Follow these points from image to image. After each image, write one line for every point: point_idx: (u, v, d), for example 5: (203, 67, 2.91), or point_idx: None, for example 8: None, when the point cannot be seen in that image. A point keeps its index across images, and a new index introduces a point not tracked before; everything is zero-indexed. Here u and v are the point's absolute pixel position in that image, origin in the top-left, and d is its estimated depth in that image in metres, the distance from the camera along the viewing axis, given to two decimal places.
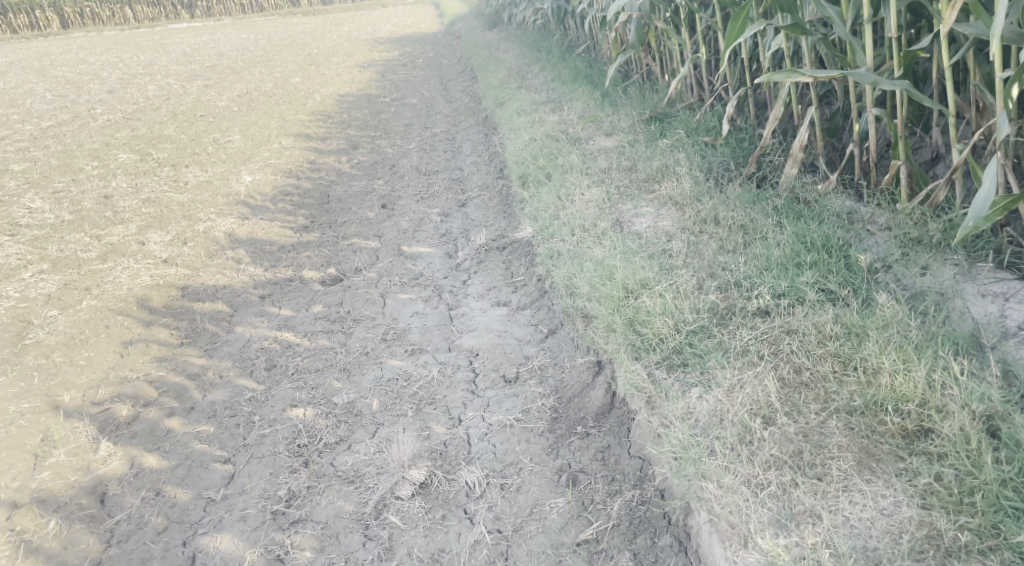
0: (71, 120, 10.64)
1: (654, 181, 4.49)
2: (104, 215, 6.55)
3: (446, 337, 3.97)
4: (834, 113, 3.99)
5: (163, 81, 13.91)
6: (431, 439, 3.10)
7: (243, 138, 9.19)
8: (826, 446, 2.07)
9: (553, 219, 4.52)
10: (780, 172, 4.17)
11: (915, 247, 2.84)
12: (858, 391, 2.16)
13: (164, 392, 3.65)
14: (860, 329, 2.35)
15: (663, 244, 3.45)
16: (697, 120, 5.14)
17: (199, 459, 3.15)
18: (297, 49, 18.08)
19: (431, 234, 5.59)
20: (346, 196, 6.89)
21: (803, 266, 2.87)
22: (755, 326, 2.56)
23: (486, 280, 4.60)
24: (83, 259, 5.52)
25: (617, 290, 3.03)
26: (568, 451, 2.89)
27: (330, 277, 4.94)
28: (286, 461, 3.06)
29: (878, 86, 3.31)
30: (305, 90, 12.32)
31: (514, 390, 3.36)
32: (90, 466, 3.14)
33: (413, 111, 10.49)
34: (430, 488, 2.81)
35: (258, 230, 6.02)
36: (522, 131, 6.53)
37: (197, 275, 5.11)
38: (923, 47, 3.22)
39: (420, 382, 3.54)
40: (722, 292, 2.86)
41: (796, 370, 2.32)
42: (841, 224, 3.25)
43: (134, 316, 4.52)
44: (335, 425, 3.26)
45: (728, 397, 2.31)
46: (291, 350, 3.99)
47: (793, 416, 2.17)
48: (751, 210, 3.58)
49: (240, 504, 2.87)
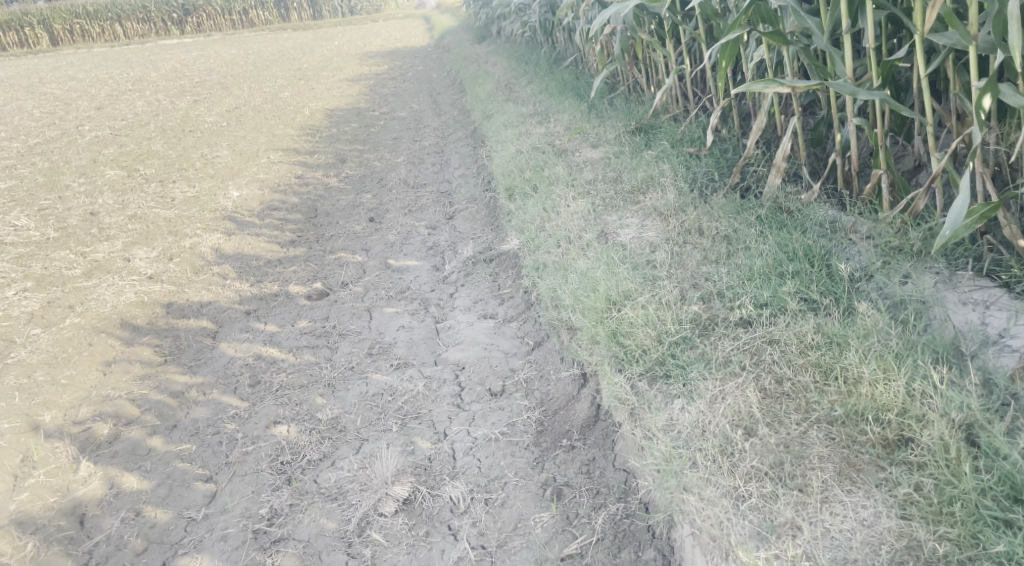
0: (58, 137, 10.61)
1: (639, 192, 4.50)
2: (90, 231, 6.52)
3: (432, 350, 3.95)
4: (816, 122, 4.01)
5: (152, 96, 13.90)
6: (415, 454, 3.07)
7: (231, 153, 9.17)
8: (807, 456, 2.05)
9: (539, 231, 4.52)
10: (764, 182, 4.18)
11: (896, 256, 2.85)
12: (839, 401, 2.15)
13: (146, 410, 3.61)
14: (842, 338, 2.34)
15: (647, 255, 3.44)
16: (681, 131, 5.17)
17: (180, 477, 3.11)
18: (287, 64, 18.13)
19: (418, 247, 5.58)
20: (334, 210, 6.89)
21: (785, 275, 2.87)
22: (738, 336, 2.56)
23: (473, 293, 4.59)
24: (68, 276, 5.49)
25: (600, 302, 3.01)
26: (553, 465, 2.87)
27: (317, 291, 4.92)
28: (268, 479, 3.03)
29: (856, 96, 3.33)
30: (294, 105, 12.34)
31: (500, 404, 3.35)
32: (69, 486, 3.11)
33: (403, 124, 10.52)
34: (414, 504, 2.78)
35: (245, 246, 6.00)
36: (509, 143, 6.54)
37: (182, 291, 5.08)
38: (901, 57, 3.23)
39: (406, 397, 3.51)
40: (705, 302, 2.85)
41: (777, 380, 2.30)
42: (823, 233, 3.26)
43: (117, 333, 4.48)
44: (318, 442, 3.23)
45: (710, 409, 2.30)
46: (276, 366, 3.96)
47: (775, 426, 2.16)
48: (735, 220, 3.59)
49: (221, 524, 2.83)
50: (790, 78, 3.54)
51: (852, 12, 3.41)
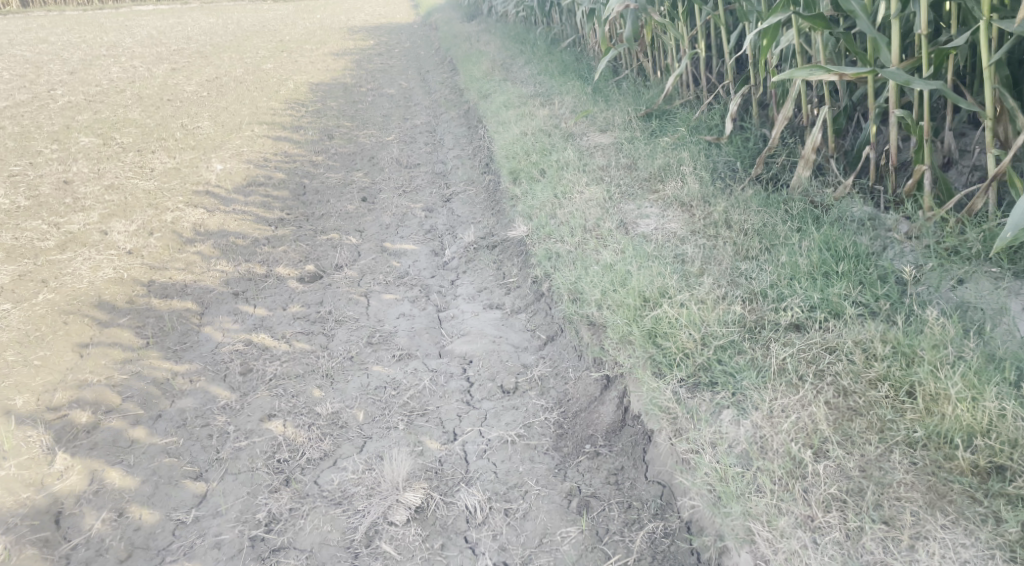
0: (29, 100, 10.12)
1: (657, 180, 4.28)
2: (64, 200, 6.16)
3: (436, 341, 3.71)
4: (846, 111, 3.80)
5: (128, 63, 13.36)
6: (425, 456, 2.84)
7: (213, 125, 8.80)
8: (888, 483, 1.88)
9: (549, 218, 4.30)
10: (789, 174, 3.98)
11: (952, 260, 2.68)
12: (918, 422, 1.97)
13: (128, 398, 3.33)
14: (910, 349, 2.16)
15: (676, 249, 3.24)
16: (698, 118, 4.95)
17: (167, 474, 2.84)
18: (269, 35, 17.60)
19: (416, 231, 5.32)
20: (324, 188, 6.59)
21: (831, 276, 2.69)
22: (791, 341, 2.37)
23: (476, 281, 4.35)
24: (40, 248, 5.16)
25: (633, 298, 2.80)
26: (576, 473, 2.66)
27: (309, 274, 4.65)
28: (264, 479, 2.77)
29: (907, 86, 3.12)
30: (278, 77, 11.93)
31: (513, 402, 3.13)
32: (43, 481, 2.82)
33: (392, 102, 10.16)
34: (427, 513, 2.55)
35: (230, 223, 5.70)
36: (510, 125, 6.28)
37: (164, 270, 4.78)
38: (957, 44, 3.04)
39: (411, 391, 3.28)
40: (747, 301, 2.66)
41: (842, 394, 2.14)
42: (867, 230, 3.07)
43: (94, 312, 4.18)
44: (318, 439, 2.98)
45: (769, 423, 2.12)
46: (269, 353, 3.69)
47: (847, 447, 1.99)
48: (767, 211, 3.38)
49: (214, 529, 2.57)
50: (834, 64, 3.31)
51: None
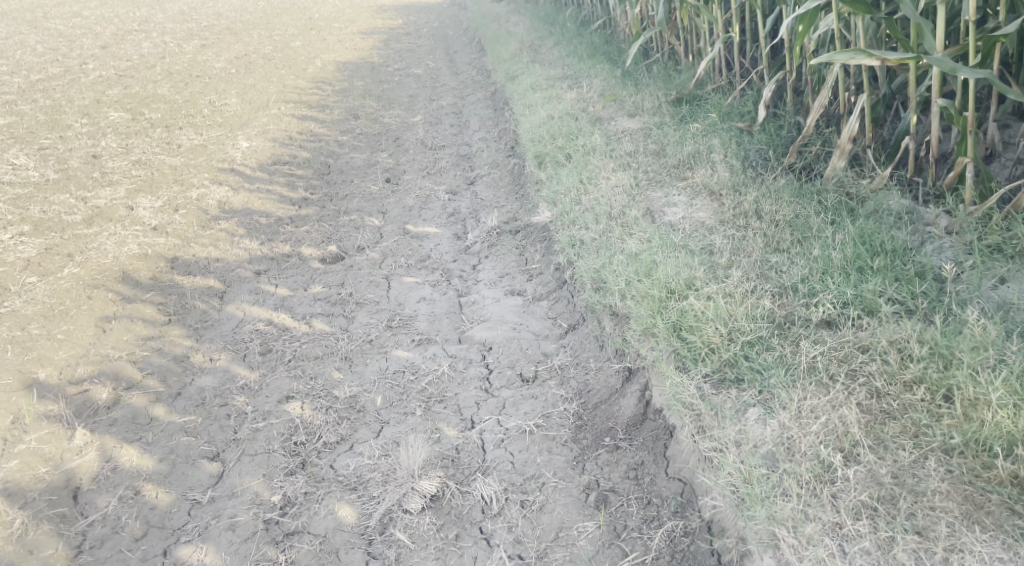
0: (62, 74, 10.20)
1: (685, 167, 4.18)
2: (92, 175, 6.20)
3: (456, 327, 3.66)
4: (885, 99, 3.65)
5: (159, 38, 13.41)
6: (442, 443, 2.81)
7: (240, 102, 8.80)
8: (921, 492, 1.81)
9: (573, 204, 4.22)
10: (823, 164, 3.84)
11: (994, 258, 2.57)
12: (955, 428, 1.89)
13: (148, 374, 3.33)
14: (947, 350, 2.08)
15: (704, 239, 3.16)
16: (729, 104, 4.81)
17: (184, 453, 2.83)
18: (297, 12, 17.55)
19: (439, 213, 5.27)
20: (348, 168, 6.56)
21: (865, 271, 2.60)
22: (821, 339, 2.30)
23: (499, 266, 4.30)
24: (67, 222, 5.19)
25: (657, 290, 2.73)
26: (595, 466, 2.61)
27: (331, 255, 4.62)
28: (280, 461, 2.75)
29: (952, 74, 2.98)
30: (306, 56, 11.92)
31: (532, 391, 3.09)
32: (63, 456, 2.83)
33: (419, 82, 10.09)
34: (442, 502, 2.52)
35: (254, 201, 5.70)
36: (537, 108, 6.19)
37: (188, 246, 4.78)
38: (1007, 31, 2.90)
39: (429, 377, 3.24)
40: (776, 296, 2.58)
41: (875, 396, 2.06)
42: (904, 225, 2.96)
43: (118, 287, 4.19)
44: (335, 422, 2.95)
45: (797, 424, 2.06)
46: (289, 334, 3.67)
47: (879, 451, 1.92)
48: (800, 202, 3.27)
49: (228, 510, 2.56)
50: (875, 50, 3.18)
51: None
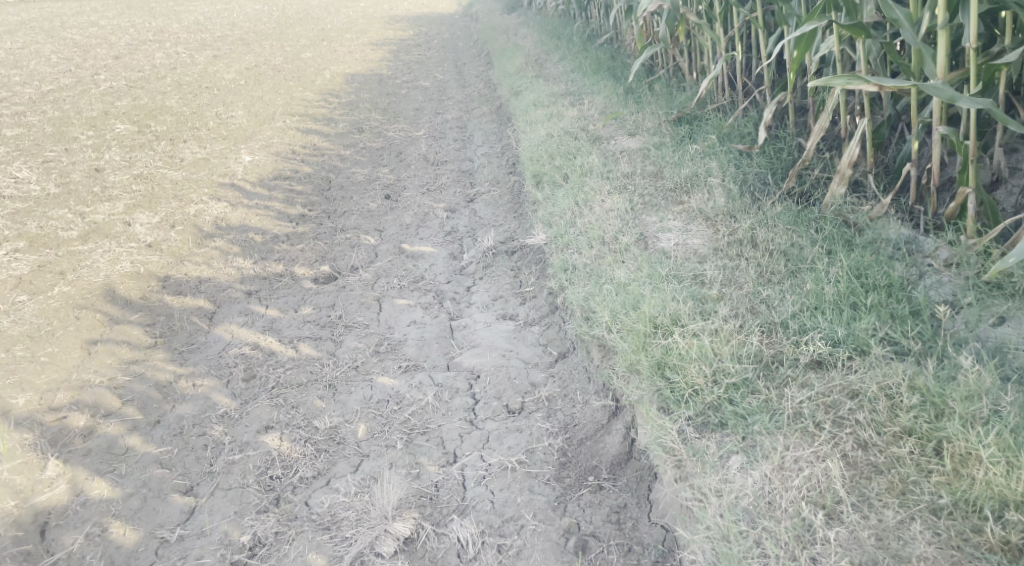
0: (73, 85, 10.25)
1: (683, 191, 4.09)
2: (92, 189, 6.18)
3: (445, 353, 3.58)
4: (887, 123, 3.51)
5: (171, 49, 13.47)
6: (421, 479, 2.73)
7: (246, 115, 8.79)
8: (906, 556, 1.77)
9: (568, 227, 4.14)
10: (823, 190, 3.72)
11: (994, 297, 2.46)
12: (945, 487, 1.85)
13: (128, 401, 3.27)
14: (939, 399, 2.04)
15: (695, 268, 3.09)
16: (730, 125, 4.71)
17: (157, 487, 2.77)
18: (310, 23, 17.61)
19: (436, 232, 5.20)
20: (349, 184, 6.50)
21: (859, 308, 2.52)
22: (809, 383, 2.26)
23: (492, 288, 4.21)
24: (63, 238, 5.17)
25: (644, 324, 2.70)
26: (577, 508, 2.52)
27: (324, 275, 4.55)
28: (253, 498, 2.68)
29: (951, 103, 2.89)
30: (315, 67, 11.92)
31: (517, 424, 3.00)
32: (34, 488, 2.78)
33: (425, 95, 10.06)
34: (416, 545, 2.44)
35: (251, 217, 5.65)
36: (539, 125, 6.12)
37: (181, 265, 4.73)
38: (1009, 60, 2.81)
39: (413, 407, 3.15)
40: (765, 332, 2.54)
41: (862, 446, 2.03)
42: (902, 258, 2.85)
43: (107, 307, 4.14)
44: (313, 456, 2.88)
45: (779, 477, 2.03)
46: (274, 359, 3.59)
47: (863, 509, 1.89)
48: (796, 231, 3.17)
49: (196, 551, 2.49)
50: (873, 77, 3.09)
51: (951, 5, 2.96)
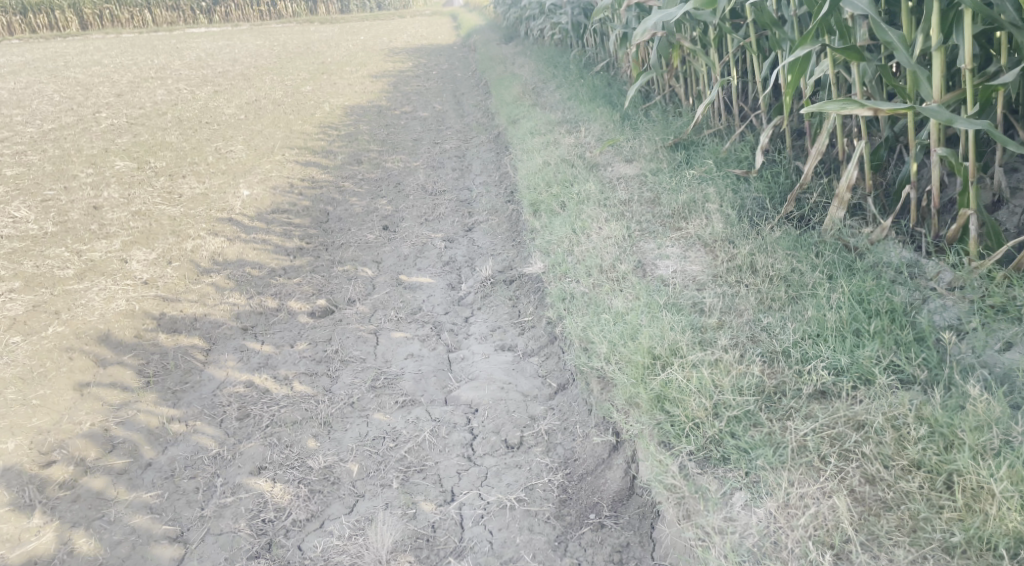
0: (75, 123, 10.30)
1: (680, 217, 4.05)
2: (90, 227, 6.16)
3: (442, 386, 3.51)
4: (884, 144, 3.47)
5: (173, 85, 13.58)
6: (418, 520, 2.65)
7: (246, 149, 8.81)
8: None
9: (566, 255, 4.09)
10: (822, 213, 3.68)
11: (1000, 321, 2.41)
12: (957, 523, 1.79)
13: (117, 445, 3.22)
14: (948, 429, 1.98)
15: (694, 296, 3.04)
16: (727, 149, 4.68)
17: (146, 534, 2.72)
18: (311, 57, 17.79)
19: (434, 262, 5.15)
20: (347, 216, 6.48)
21: (862, 335, 2.47)
22: (813, 414, 2.20)
23: (490, 318, 4.16)
24: (59, 277, 5.13)
25: (641, 356, 2.64)
26: (579, 548, 2.45)
27: (320, 308, 4.50)
28: (246, 543, 2.63)
29: (948, 125, 2.86)
30: (315, 100, 12.00)
31: (517, 459, 2.92)
32: (20, 538, 2.73)
33: (424, 125, 10.10)
34: None
35: (248, 251, 5.62)
36: (535, 154, 6.11)
37: (177, 301, 4.69)
38: (1005, 81, 2.79)
39: (410, 443, 3.07)
40: (766, 361, 2.49)
41: (870, 481, 1.98)
42: (904, 282, 2.80)
43: (100, 348, 4.10)
44: (307, 497, 2.81)
45: (785, 515, 1.98)
46: (268, 397, 3.52)
47: (871, 548, 1.84)
48: (796, 255, 3.13)
49: None
50: (867, 101, 3.05)
51: (943, 26, 2.94)
